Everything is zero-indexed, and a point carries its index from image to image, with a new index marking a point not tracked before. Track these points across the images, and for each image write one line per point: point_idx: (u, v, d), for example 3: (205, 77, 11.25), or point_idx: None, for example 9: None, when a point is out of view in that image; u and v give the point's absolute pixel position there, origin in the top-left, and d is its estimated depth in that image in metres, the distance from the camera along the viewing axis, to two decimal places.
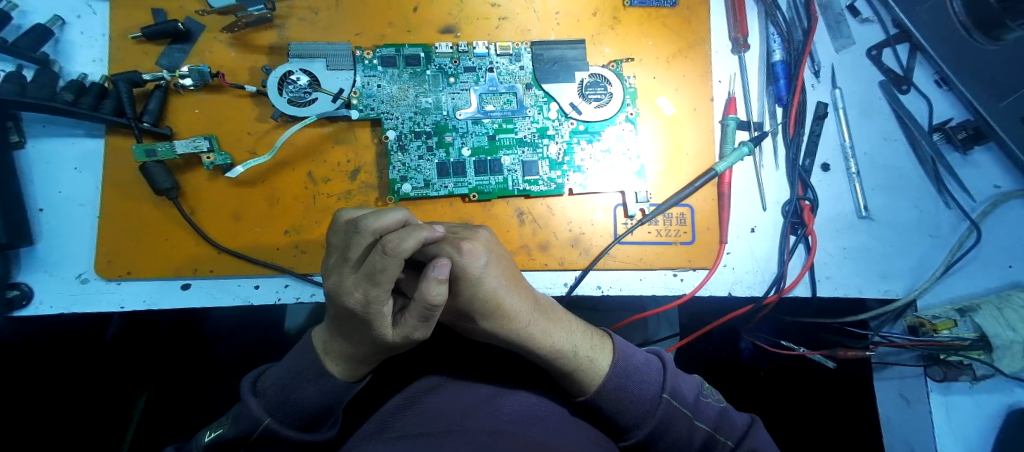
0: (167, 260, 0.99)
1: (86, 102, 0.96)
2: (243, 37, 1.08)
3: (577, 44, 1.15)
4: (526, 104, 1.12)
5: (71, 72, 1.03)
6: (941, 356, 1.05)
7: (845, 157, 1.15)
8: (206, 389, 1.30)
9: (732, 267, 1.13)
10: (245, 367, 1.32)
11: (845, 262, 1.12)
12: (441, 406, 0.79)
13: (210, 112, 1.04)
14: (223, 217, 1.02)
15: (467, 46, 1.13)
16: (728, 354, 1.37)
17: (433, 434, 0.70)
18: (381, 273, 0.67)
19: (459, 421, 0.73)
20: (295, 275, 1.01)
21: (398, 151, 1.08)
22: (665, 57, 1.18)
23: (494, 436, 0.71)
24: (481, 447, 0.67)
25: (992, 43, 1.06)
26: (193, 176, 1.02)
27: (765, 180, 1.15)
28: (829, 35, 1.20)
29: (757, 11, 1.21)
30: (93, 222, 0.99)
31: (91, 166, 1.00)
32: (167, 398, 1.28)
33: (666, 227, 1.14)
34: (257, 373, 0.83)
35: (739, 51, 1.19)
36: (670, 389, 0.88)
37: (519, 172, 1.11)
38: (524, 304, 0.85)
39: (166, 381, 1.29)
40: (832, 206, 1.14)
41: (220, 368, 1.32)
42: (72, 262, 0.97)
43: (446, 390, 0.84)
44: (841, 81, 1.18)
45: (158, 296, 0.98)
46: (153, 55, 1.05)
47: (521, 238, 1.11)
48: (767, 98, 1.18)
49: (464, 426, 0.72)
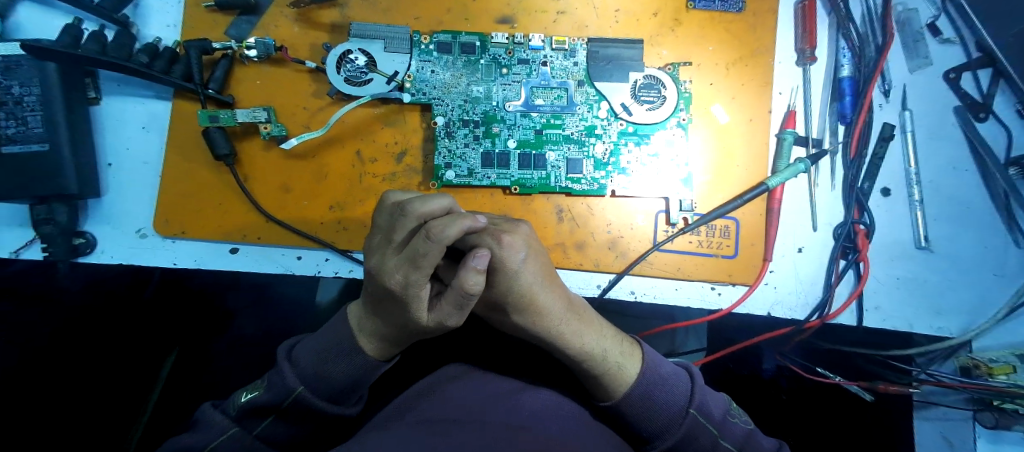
0: (218, 223, 1.02)
1: (158, 66, 0.99)
2: (307, 13, 1.10)
3: (634, 43, 1.13)
4: (577, 101, 1.11)
5: (146, 36, 1.07)
6: (994, 403, 1.02)
7: (908, 183, 1.10)
8: (208, 385, 1.29)
9: (774, 286, 1.09)
10: (274, 336, 1.35)
11: (896, 293, 1.07)
12: (433, 411, 0.77)
13: (269, 85, 1.07)
14: (272, 187, 1.04)
15: (523, 38, 1.12)
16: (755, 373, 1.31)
17: (452, 422, 0.73)
18: (423, 257, 0.68)
19: (460, 417, 0.75)
20: (335, 250, 1.03)
21: (445, 137, 1.08)
22: (724, 63, 1.15)
23: (489, 436, 0.70)
24: (495, 445, 0.69)
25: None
26: (249, 145, 1.05)
27: (818, 200, 1.10)
28: (904, 54, 1.14)
29: (828, 22, 1.16)
30: (155, 180, 1.03)
31: (157, 126, 1.04)
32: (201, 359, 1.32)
33: (708, 239, 1.11)
34: (293, 342, 0.85)
35: (804, 64, 1.14)
36: (698, 404, 0.86)
37: (563, 169, 1.10)
38: (558, 302, 0.84)
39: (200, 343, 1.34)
40: (888, 233, 1.09)
41: (222, 366, 1.31)
42: (132, 216, 1.02)
43: (437, 394, 0.82)
44: (912, 103, 1.12)
45: (208, 257, 1.02)
46: (222, 25, 1.09)
47: (558, 235, 1.10)
48: (829, 116, 1.13)
49: (467, 418, 0.74)
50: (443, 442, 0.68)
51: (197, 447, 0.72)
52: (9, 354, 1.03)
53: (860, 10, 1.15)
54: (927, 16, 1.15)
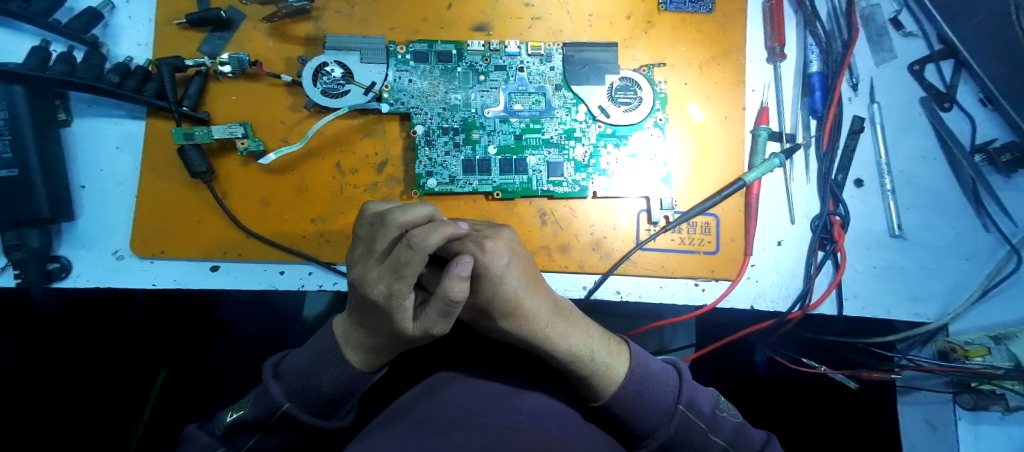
0: (198, 241, 1.01)
1: (131, 84, 0.98)
2: (282, 27, 1.10)
3: (609, 46, 1.15)
4: (555, 105, 1.12)
5: (117, 55, 1.06)
6: (972, 384, 1.05)
7: (880, 173, 1.12)
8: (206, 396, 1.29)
9: (756, 280, 1.11)
10: (275, 335, 1.33)
11: (874, 281, 1.10)
12: (434, 412, 0.80)
13: (246, 100, 1.07)
14: (253, 201, 1.04)
15: (499, 45, 1.13)
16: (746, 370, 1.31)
17: (453, 422, 0.77)
18: (405, 267, 0.68)
19: (467, 417, 0.78)
20: (319, 263, 1.02)
21: (425, 146, 1.08)
22: (697, 62, 1.17)
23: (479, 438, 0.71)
24: (496, 446, 0.73)
25: None
26: (228, 161, 1.04)
27: (795, 193, 1.13)
28: (869, 48, 1.17)
29: (795, 20, 1.19)
30: (131, 200, 1.02)
31: (132, 146, 1.03)
32: (200, 366, 1.31)
33: (690, 236, 1.13)
34: (279, 357, 0.85)
35: (774, 61, 1.17)
36: (686, 400, 0.87)
37: (544, 172, 1.11)
38: (544, 306, 0.85)
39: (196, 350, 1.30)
40: (864, 223, 1.11)
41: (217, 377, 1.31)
42: (109, 238, 1.00)
43: (437, 395, 0.84)
44: (880, 96, 1.15)
45: (190, 276, 1.01)
46: (195, 42, 1.08)
47: (542, 237, 1.11)
48: (801, 110, 1.16)
49: (472, 422, 0.77)
50: (443, 442, 0.72)
51: None
52: (8, 354, 1.09)
53: (825, 7, 1.18)
54: (890, 11, 1.19)
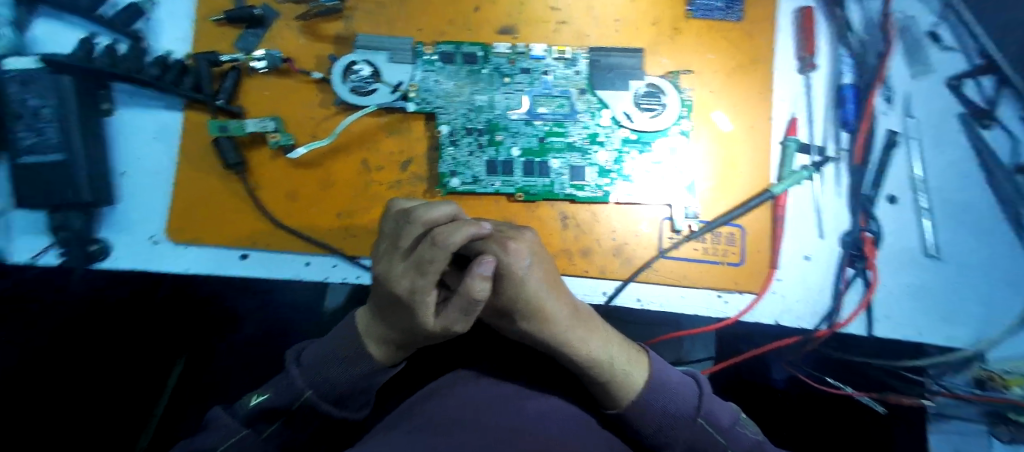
0: (228, 230, 1.03)
1: (170, 78, 1.02)
2: (313, 26, 1.13)
3: (635, 52, 1.14)
4: (579, 109, 1.12)
5: (157, 49, 1.09)
6: (1010, 415, 1.03)
7: (914, 189, 1.09)
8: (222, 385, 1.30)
9: (782, 295, 1.08)
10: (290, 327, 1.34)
11: (906, 301, 1.06)
12: (439, 412, 0.78)
13: (277, 95, 1.09)
14: (279, 194, 1.05)
15: (525, 48, 1.14)
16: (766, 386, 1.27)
17: (455, 423, 0.74)
18: (429, 264, 0.69)
19: (473, 416, 0.76)
20: (341, 256, 1.04)
21: (449, 146, 1.09)
22: (724, 71, 1.16)
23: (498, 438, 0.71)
24: (496, 445, 0.69)
25: None
26: (258, 154, 1.06)
27: (824, 206, 1.10)
28: (906, 61, 1.14)
29: (828, 30, 1.17)
30: (167, 188, 1.04)
31: (167, 136, 1.06)
32: (206, 364, 1.32)
33: (713, 245, 1.11)
34: (301, 347, 0.86)
35: (805, 71, 1.15)
36: (706, 413, 0.86)
37: (566, 176, 1.10)
38: (564, 310, 0.84)
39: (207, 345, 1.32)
40: (896, 240, 1.08)
41: (233, 367, 1.32)
42: (146, 224, 1.03)
43: (444, 396, 0.83)
44: (915, 110, 1.12)
45: (219, 263, 1.03)
46: (230, 38, 1.11)
47: (563, 241, 1.10)
48: (832, 122, 1.14)
49: (477, 421, 0.75)
50: (443, 442, 0.69)
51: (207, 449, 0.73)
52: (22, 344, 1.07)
53: (859, 18, 1.16)
54: (928, 23, 1.16)
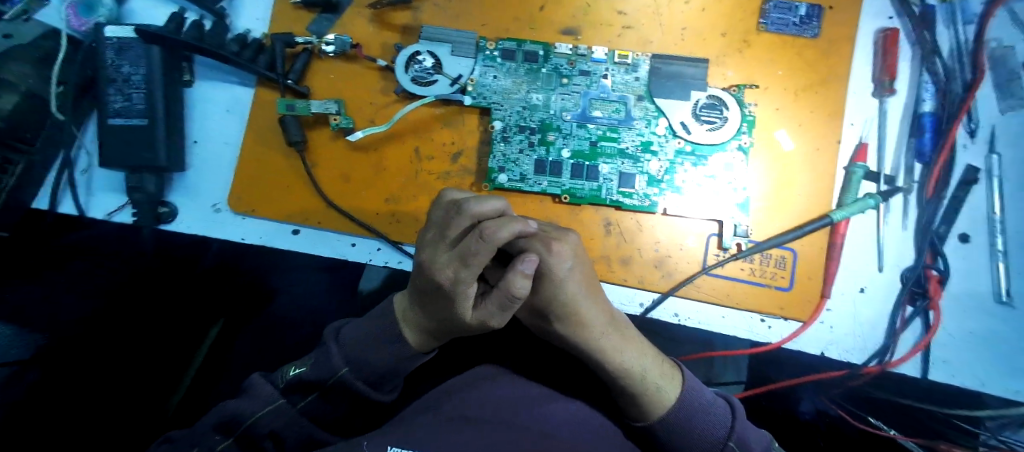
0: (283, 205, 1.08)
1: (247, 55, 1.07)
2: (382, 15, 1.16)
3: (699, 62, 1.11)
4: (634, 116, 1.10)
5: (237, 27, 1.15)
6: None
7: (992, 231, 1.02)
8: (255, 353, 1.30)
9: (830, 326, 1.03)
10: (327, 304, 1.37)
11: (968, 348, 0.99)
12: (464, 407, 0.79)
13: (341, 79, 1.13)
14: (332, 174, 1.09)
15: (586, 50, 1.13)
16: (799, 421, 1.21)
17: (466, 420, 0.74)
18: (473, 256, 0.70)
19: (499, 414, 0.77)
20: (386, 239, 1.07)
21: (501, 142, 1.10)
22: (792, 89, 1.11)
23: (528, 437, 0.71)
24: (502, 445, 0.69)
25: None
26: (318, 134, 1.10)
27: (887, 238, 1.04)
28: (996, 93, 1.07)
29: (911, 54, 1.10)
30: (233, 160, 1.10)
31: (239, 110, 1.12)
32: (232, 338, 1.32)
33: (762, 267, 1.07)
34: (340, 324, 0.88)
35: (881, 95, 1.09)
36: (737, 436, 0.83)
37: (615, 182, 1.09)
38: (601, 316, 0.84)
39: (212, 328, 1.30)
40: (964, 283, 1.01)
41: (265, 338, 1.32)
42: (210, 191, 1.09)
43: (475, 389, 0.83)
44: (1002, 146, 1.04)
45: (272, 236, 1.08)
46: (304, 21, 1.15)
47: (604, 247, 1.09)
48: (906, 151, 1.07)
49: (506, 418, 0.76)
50: (451, 439, 0.69)
51: (247, 413, 0.77)
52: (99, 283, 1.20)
53: (948, 44, 1.09)
54: None
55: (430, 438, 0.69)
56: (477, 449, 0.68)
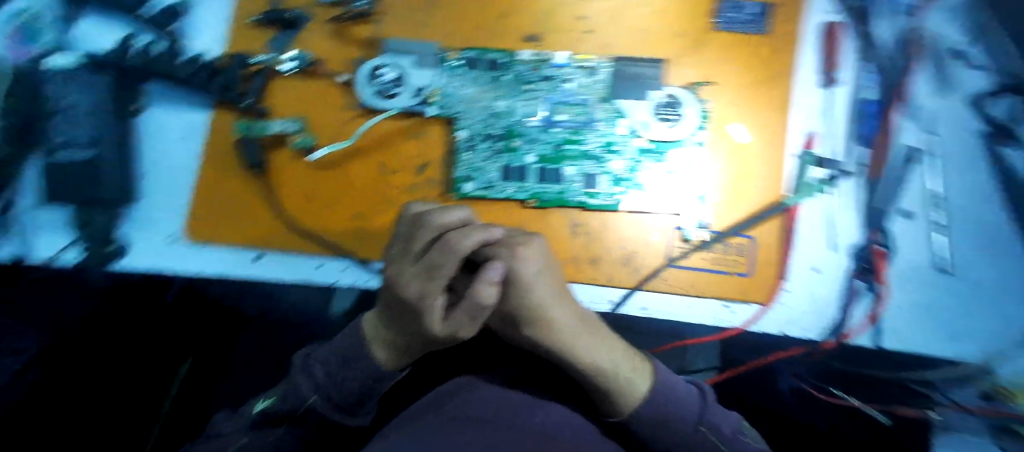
0: (244, 231, 1.07)
1: (201, 78, 1.06)
2: (343, 29, 1.16)
3: (658, 63, 1.15)
4: (597, 118, 1.13)
5: (191, 48, 1.12)
6: (1016, 427, 1.04)
7: (931, 206, 1.09)
8: None
9: (789, 305, 1.09)
10: None
11: (914, 317, 1.06)
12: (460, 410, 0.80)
13: (299, 99, 1.12)
14: (295, 196, 1.08)
15: (547, 56, 1.15)
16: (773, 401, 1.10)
17: (462, 422, 0.75)
18: (438, 267, 0.72)
19: (491, 415, 0.79)
20: (354, 259, 1.07)
21: (466, 151, 1.11)
22: (747, 83, 1.16)
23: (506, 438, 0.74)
24: (504, 444, 0.69)
25: None
26: (279, 155, 1.09)
27: (839, 220, 1.10)
28: (930, 79, 1.14)
29: (854, 45, 1.17)
30: (186, 188, 1.07)
31: (194, 136, 1.09)
32: None
33: (723, 256, 1.11)
34: (309, 350, 0.88)
35: (828, 86, 1.15)
36: (707, 421, 0.88)
37: (580, 183, 1.12)
38: (570, 316, 0.87)
39: None
40: (911, 256, 1.07)
41: None
42: (164, 223, 1.06)
43: (456, 399, 0.84)
44: (938, 127, 1.12)
45: (231, 265, 1.06)
46: (262, 39, 1.14)
47: (571, 248, 1.12)
48: (853, 137, 1.13)
49: (498, 419, 0.77)
50: (455, 437, 0.69)
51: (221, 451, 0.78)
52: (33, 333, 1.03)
53: (889, 35, 1.16)
54: (957, 41, 1.16)
55: (432, 436, 0.68)
56: (481, 447, 0.66)
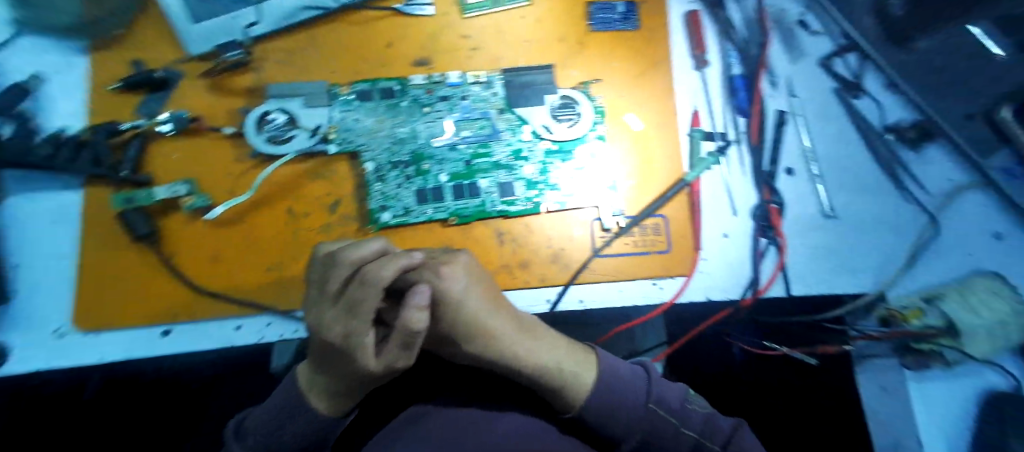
0: (145, 308, 0.99)
1: (65, 155, 0.99)
2: (220, 82, 1.12)
3: (546, 68, 1.20)
4: (500, 128, 1.16)
5: (49, 127, 1.05)
6: (913, 346, 1.17)
7: (807, 160, 1.21)
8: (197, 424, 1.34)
9: (708, 273, 1.16)
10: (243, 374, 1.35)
11: (814, 260, 1.16)
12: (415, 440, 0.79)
13: (188, 158, 1.07)
14: (202, 258, 1.03)
15: (440, 77, 1.17)
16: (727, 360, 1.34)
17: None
18: (361, 304, 0.69)
19: (448, 438, 0.78)
20: (277, 312, 1.02)
21: (377, 182, 1.10)
22: (631, 75, 1.23)
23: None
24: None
25: (903, 51, 1.22)
26: (170, 220, 1.04)
27: (734, 187, 1.20)
28: (783, 48, 1.27)
29: (714, 29, 1.28)
30: (71, 276, 1.00)
31: (67, 219, 1.02)
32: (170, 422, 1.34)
33: (642, 238, 1.17)
34: (246, 414, 0.87)
35: (700, 67, 1.25)
36: (655, 398, 0.90)
37: (496, 194, 1.14)
38: (507, 324, 0.87)
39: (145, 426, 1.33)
40: (800, 208, 1.19)
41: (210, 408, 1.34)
42: (48, 317, 0.97)
43: (404, 436, 0.82)
44: (798, 90, 1.25)
45: (136, 345, 0.98)
46: (131, 105, 1.08)
47: (501, 257, 1.13)
48: (729, 110, 1.24)
49: (454, 441, 0.77)
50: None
51: None
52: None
53: (739, 17, 1.30)
54: (797, 13, 1.31)
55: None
56: None
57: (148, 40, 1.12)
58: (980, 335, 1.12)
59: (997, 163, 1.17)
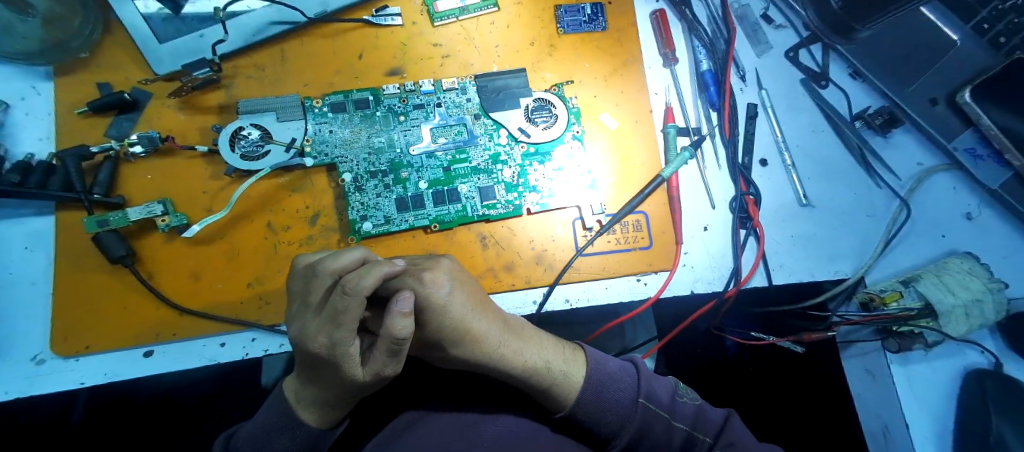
0: (127, 328, 0.98)
1: (33, 180, 0.97)
2: (191, 100, 1.11)
3: (518, 72, 1.21)
4: (477, 133, 1.17)
5: (17, 153, 1.05)
6: (894, 329, 1.14)
7: (780, 151, 1.23)
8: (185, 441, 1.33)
9: (691, 266, 1.17)
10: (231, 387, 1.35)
11: (794, 248, 1.18)
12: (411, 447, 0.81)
13: (163, 177, 1.07)
14: (183, 277, 1.02)
15: (414, 86, 1.17)
16: (716, 353, 1.40)
17: None
18: (343, 313, 0.68)
19: None
20: (261, 328, 1.01)
21: (355, 192, 1.10)
22: (602, 76, 1.25)
23: None
24: None
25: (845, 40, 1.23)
26: (147, 240, 1.03)
27: (710, 180, 1.21)
28: (749, 43, 1.30)
29: (680, 27, 1.30)
30: (46, 301, 0.98)
31: (42, 243, 1.01)
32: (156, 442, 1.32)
33: (624, 235, 1.18)
34: (231, 432, 0.84)
35: (669, 65, 1.28)
36: (645, 392, 0.90)
37: (477, 198, 1.14)
38: (493, 326, 0.87)
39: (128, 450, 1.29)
40: (775, 198, 1.21)
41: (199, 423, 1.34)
42: (24, 343, 0.96)
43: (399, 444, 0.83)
44: (766, 82, 1.27)
45: (120, 367, 0.97)
46: (102, 127, 1.08)
47: (486, 261, 1.14)
48: (701, 105, 1.26)
49: None
50: None
51: None
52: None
53: (704, 14, 1.30)
54: (759, 8, 1.32)
55: None
56: None
57: (115, 61, 1.12)
58: (961, 315, 1.08)
59: (962, 144, 1.17)
